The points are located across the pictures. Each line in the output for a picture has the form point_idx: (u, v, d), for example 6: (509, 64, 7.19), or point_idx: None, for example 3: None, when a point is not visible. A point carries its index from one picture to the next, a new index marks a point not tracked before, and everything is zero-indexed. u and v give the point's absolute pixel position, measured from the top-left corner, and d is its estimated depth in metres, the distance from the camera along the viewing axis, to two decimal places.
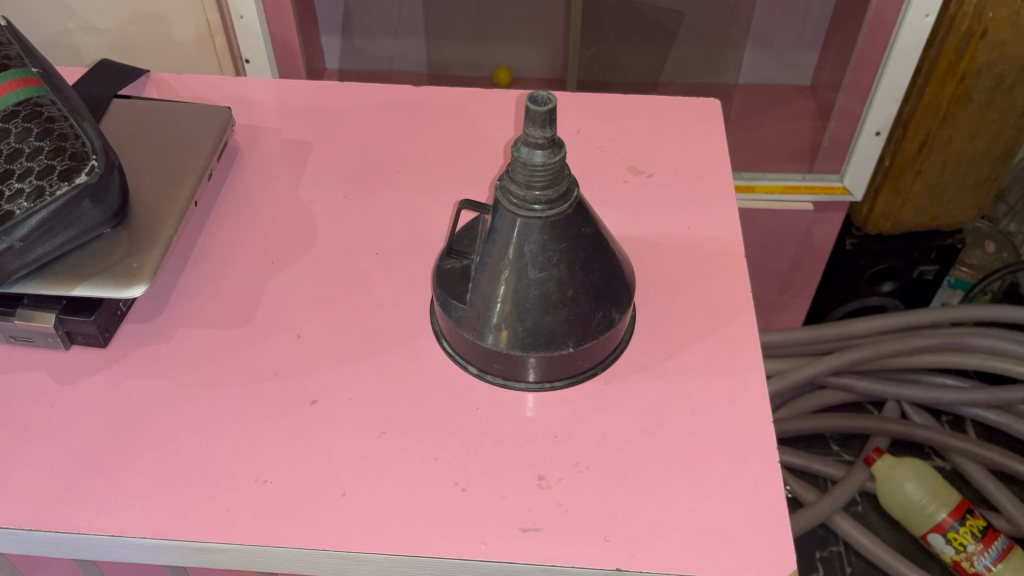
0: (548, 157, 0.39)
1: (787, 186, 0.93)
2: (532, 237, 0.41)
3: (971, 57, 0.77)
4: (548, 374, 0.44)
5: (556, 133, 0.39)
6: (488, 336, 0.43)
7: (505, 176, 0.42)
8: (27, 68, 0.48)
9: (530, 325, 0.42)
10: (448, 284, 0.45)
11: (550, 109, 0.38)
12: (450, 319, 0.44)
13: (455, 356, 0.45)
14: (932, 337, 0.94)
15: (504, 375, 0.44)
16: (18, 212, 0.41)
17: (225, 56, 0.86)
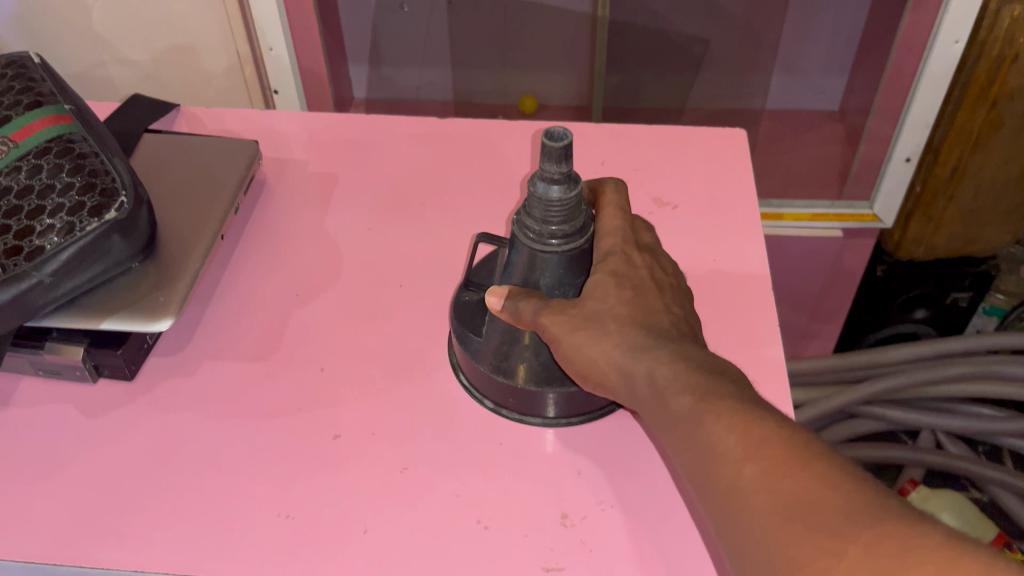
0: (563, 188, 0.40)
1: (816, 213, 0.93)
2: (550, 271, 0.42)
3: (1003, 82, 0.75)
4: (565, 411, 0.44)
5: (572, 168, 0.40)
6: (510, 367, 0.43)
7: (522, 207, 0.43)
8: (59, 104, 0.49)
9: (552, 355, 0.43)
10: (465, 316, 0.45)
11: (566, 145, 0.39)
12: (467, 353, 0.44)
13: (472, 390, 0.45)
14: (967, 365, 0.92)
15: (520, 411, 0.44)
16: (47, 247, 0.42)
17: (255, 88, 0.87)
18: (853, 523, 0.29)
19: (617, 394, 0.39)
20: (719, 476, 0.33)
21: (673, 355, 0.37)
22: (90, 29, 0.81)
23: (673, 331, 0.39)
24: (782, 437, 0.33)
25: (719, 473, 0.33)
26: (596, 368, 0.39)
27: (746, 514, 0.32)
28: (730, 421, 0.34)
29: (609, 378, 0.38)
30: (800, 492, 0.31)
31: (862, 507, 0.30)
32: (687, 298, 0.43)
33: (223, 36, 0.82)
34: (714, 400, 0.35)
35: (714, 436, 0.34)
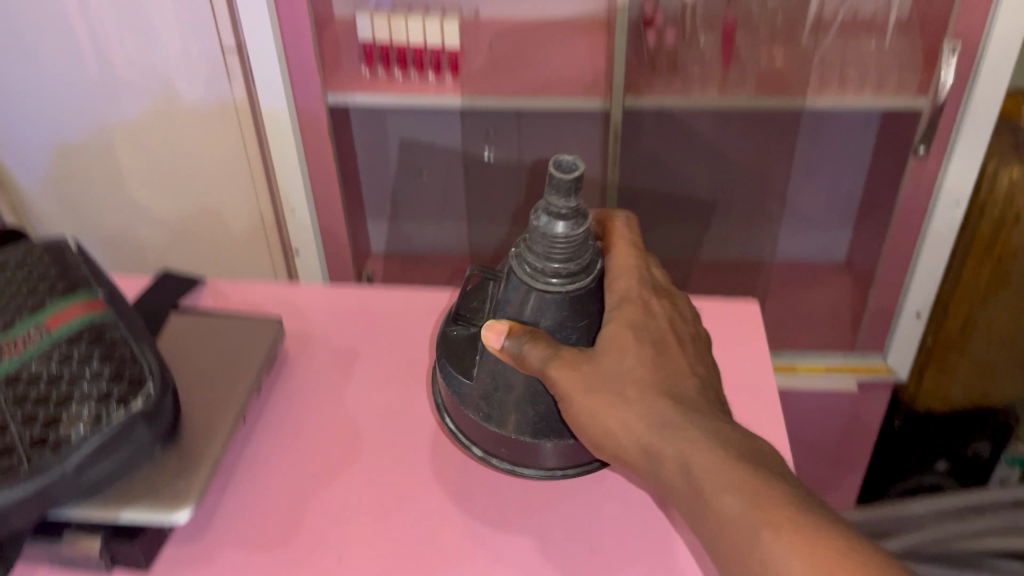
0: (567, 219, 0.39)
1: (827, 366, 0.92)
2: (542, 311, 0.41)
3: (1007, 239, 0.79)
4: (560, 461, 0.44)
5: (580, 203, 0.39)
6: (484, 408, 0.43)
7: (524, 235, 0.42)
8: (92, 285, 0.46)
9: (527, 401, 0.42)
10: (452, 352, 0.44)
11: (574, 177, 0.38)
12: (455, 396, 0.43)
13: (454, 431, 0.46)
14: (995, 520, 0.89)
15: (511, 459, 0.44)
16: (72, 440, 0.38)
17: (276, 253, 0.94)
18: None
19: (627, 450, 0.39)
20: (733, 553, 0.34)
21: (686, 418, 0.38)
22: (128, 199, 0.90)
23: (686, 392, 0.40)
24: (803, 521, 0.33)
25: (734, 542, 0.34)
26: (614, 439, 0.39)
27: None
28: (751, 496, 0.34)
29: (623, 433, 0.39)
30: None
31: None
32: (706, 347, 0.44)
33: (248, 203, 0.90)
34: (732, 467, 0.35)
35: (730, 513, 0.34)
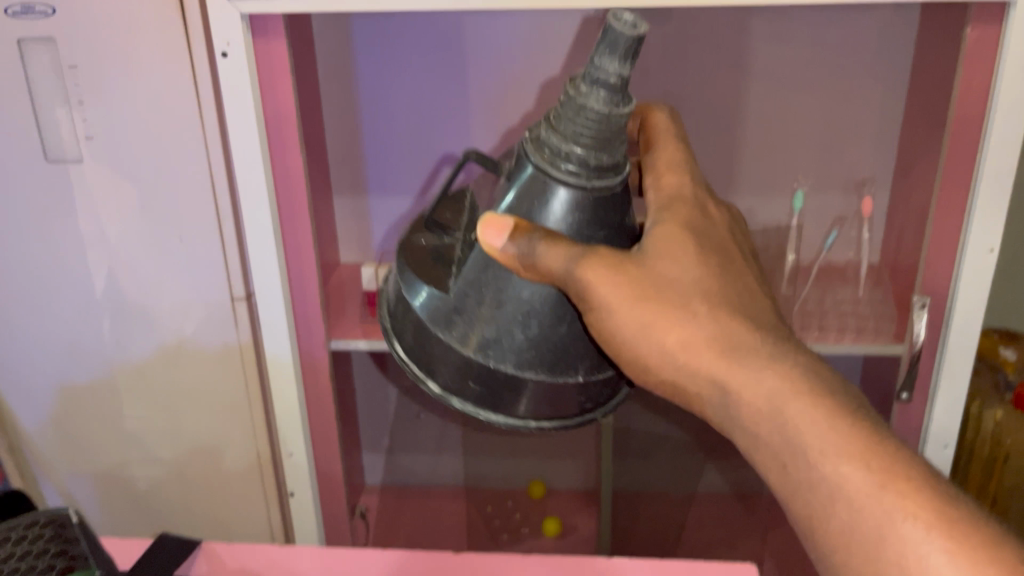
0: (614, 104, 0.50)
1: None
2: (566, 178, 0.52)
3: None
4: (537, 408, 0.54)
5: (625, 73, 0.50)
6: (456, 335, 0.52)
7: (558, 107, 0.52)
8: None
9: (501, 337, 0.52)
10: (443, 288, 0.54)
11: (634, 36, 0.49)
12: (442, 328, 0.53)
13: (401, 360, 0.56)
14: None
15: (491, 407, 0.53)
16: None
17: (249, 372, 1.09)
18: (893, 513, 0.45)
19: (655, 353, 0.53)
20: (747, 411, 0.50)
21: (697, 322, 0.52)
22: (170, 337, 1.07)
23: (700, 304, 0.53)
24: (804, 410, 0.48)
25: (741, 408, 0.50)
26: (644, 349, 0.53)
27: (816, 496, 0.47)
28: (755, 386, 0.50)
29: (651, 346, 0.53)
30: (820, 446, 0.47)
31: (919, 512, 0.45)
32: (761, 277, 0.60)
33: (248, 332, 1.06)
34: (731, 363, 0.51)
35: (766, 390, 0.49)
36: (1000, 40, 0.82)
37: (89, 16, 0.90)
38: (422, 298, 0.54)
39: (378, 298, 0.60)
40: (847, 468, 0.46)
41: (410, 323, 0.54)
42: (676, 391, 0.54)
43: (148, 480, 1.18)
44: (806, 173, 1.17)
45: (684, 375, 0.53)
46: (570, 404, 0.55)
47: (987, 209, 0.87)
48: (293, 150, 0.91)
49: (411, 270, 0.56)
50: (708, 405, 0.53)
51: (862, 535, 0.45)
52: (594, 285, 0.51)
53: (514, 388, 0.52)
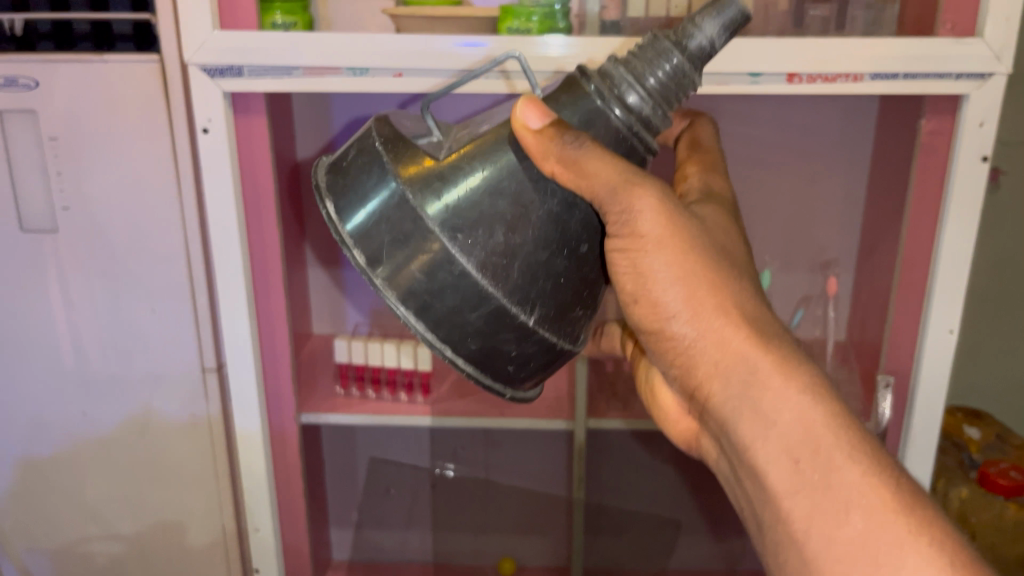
0: (695, 63, 0.47)
1: None
2: (614, 112, 0.47)
3: None
4: (469, 338, 0.47)
5: (721, 40, 0.47)
6: (427, 202, 0.46)
7: (635, 47, 0.48)
8: None
9: (474, 224, 0.46)
10: (432, 170, 0.47)
11: (740, 13, 0.47)
12: (413, 208, 0.46)
13: (335, 216, 0.49)
14: None
15: (422, 316, 0.47)
16: None
17: (218, 443, 1.07)
18: (898, 544, 0.47)
19: (689, 309, 0.55)
20: (766, 401, 0.53)
21: (736, 302, 0.56)
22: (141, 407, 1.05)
23: (738, 286, 0.57)
24: (837, 425, 0.51)
25: (761, 395, 0.53)
26: (695, 305, 0.55)
27: (829, 509, 0.49)
28: (782, 381, 0.53)
29: (685, 303, 0.55)
30: (836, 454, 0.50)
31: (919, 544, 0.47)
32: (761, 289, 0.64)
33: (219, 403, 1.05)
34: (763, 349, 0.54)
35: (796, 406, 0.52)
36: (954, 130, 0.86)
37: (72, 89, 0.92)
38: (403, 156, 0.48)
39: (313, 169, 0.54)
40: (864, 476, 0.49)
41: (372, 174, 0.48)
42: (690, 353, 0.57)
43: (108, 556, 1.15)
44: (772, 254, 1.20)
45: (706, 341, 0.55)
46: (501, 343, 0.47)
47: (947, 291, 0.90)
48: (270, 223, 0.93)
49: (396, 132, 0.50)
50: (719, 379, 0.55)
51: (866, 549, 0.47)
52: (644, 221, 0.50)
53: (455, 288, 0.46)
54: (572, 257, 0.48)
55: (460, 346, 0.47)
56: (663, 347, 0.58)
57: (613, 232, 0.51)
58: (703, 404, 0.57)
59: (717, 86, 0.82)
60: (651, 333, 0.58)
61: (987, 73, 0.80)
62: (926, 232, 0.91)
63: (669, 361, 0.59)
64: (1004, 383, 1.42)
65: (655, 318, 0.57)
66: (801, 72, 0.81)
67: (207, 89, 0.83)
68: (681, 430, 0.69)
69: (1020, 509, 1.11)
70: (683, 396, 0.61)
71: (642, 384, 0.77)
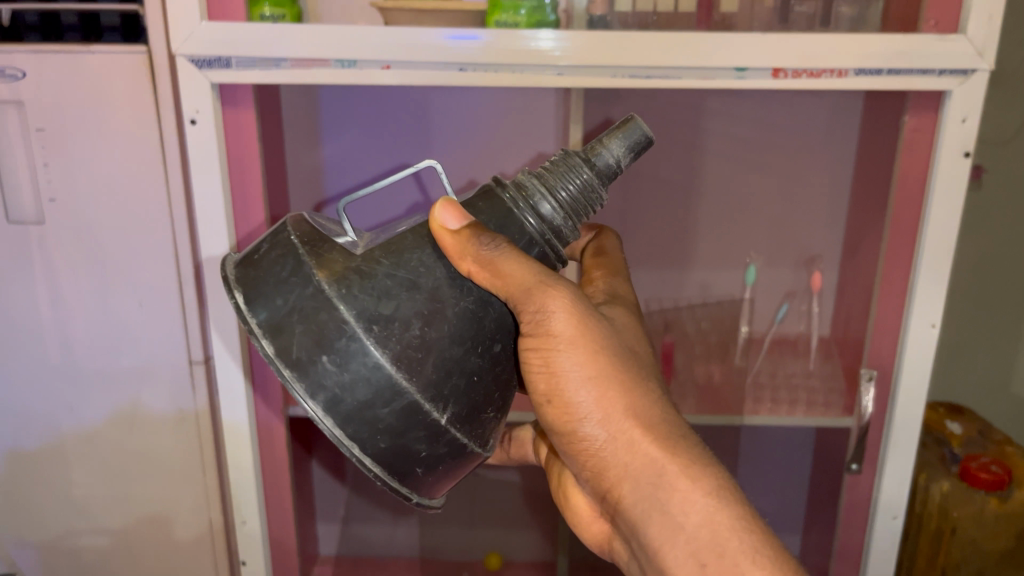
0: (602, 178, 0.55)
1: None
2: (529, 219, 0.54)
3: None
4: (381, 441, 0.49)
5: (624, 163, 0.56)
6: (344, 295, 0.49)
7: (547, 163, 0.55)
8: None
9: (389, 318, 0.49)
10: (350, 271, 0.50)
11: (641, 141, 0.56)
12: (331, 308, 0.49)
13: (243, 306, 0.51)
14: None
15: (335, 415, 0.49)
16: None
17: (203, 433, 1.07)
18: None
19: (600, 411, 0.60)
20: (674, 501, 0.59)
21: (644, 402, 0.61)
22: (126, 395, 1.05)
23: (647, 390, 0.61)
24: (736, 521, 0.58)
25: (667, 494, 0.59)
26: (607, 397, 0.60)
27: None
28: (686, 483, 0.59)
29: (597, 404, 0.59)
30: (736, 552, 0.56)
31: None
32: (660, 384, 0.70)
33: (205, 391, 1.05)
34: (669, 452, 0.59)
35: (701, 508, 0.58)
36: (937, 126, 0.87)
37: (59, 82, 0.92)
38: (319, 253, 0.51)
39: (221, 262, 0.56)
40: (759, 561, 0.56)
41: (287, 269, 0.51)
42: (601, 454, 0.61)
43: (94, 551, 1.15)
44: (758, 250, 1.21)
45: (615, 440, 0.60)
46: (410, 439, 0.50)
47: (929, 286, 0.91)
48: (258, 214, 0.93)
49: (311, 230, 0.53)
50: (629, 480, 0.60)
51: None
52: (555, 322, 0.56)
53: (368, 384, 0.48)
54: (485, 355, 0.53)
55: (368, 443, 0.49)
56: (575, 449, 0.61)
57: (526, 330, 0.56)
58: (614, 504, 0.62)
59: (703, 80, 0.83)
60: (561, 436, 0.62)
61: (969, 69, 0.81)
62: (909, 228, 0.92)
63: (580, 461, 0.62)
64: (987, 380, 1.44)
65: (565, 418, 0.60)
66: (787, 67, 0.82)
67: (196, 80, 0.83)
68: (594, 533, 0.71)
69: (1001, 503, 1.13)
70: (594, 496, 0.65)
71: (553, 486, 0.79)
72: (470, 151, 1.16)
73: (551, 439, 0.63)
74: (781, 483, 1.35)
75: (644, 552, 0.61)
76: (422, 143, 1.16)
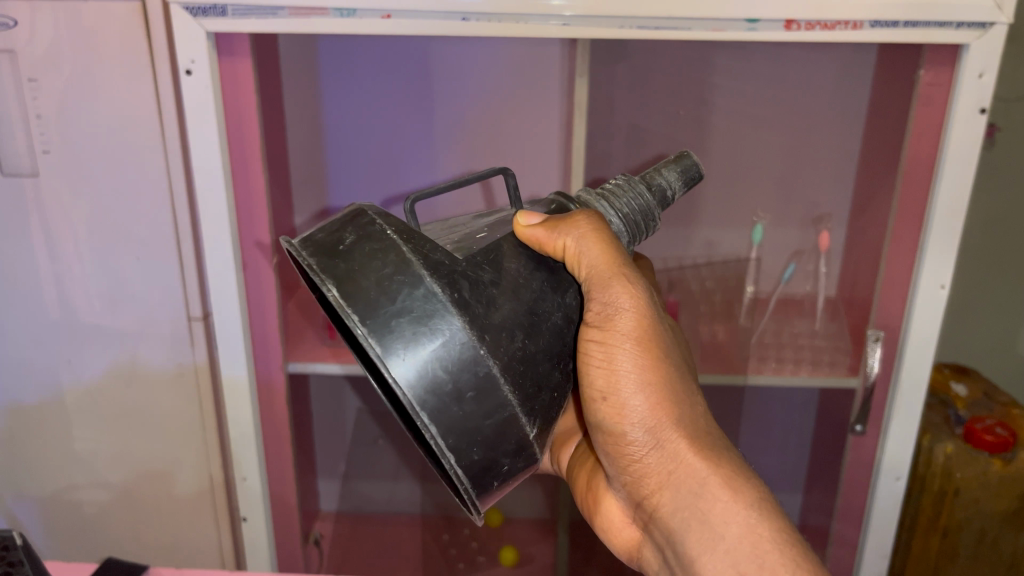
0: (663, 203, 0.57)
1: None
2: None
3: None
4: (480, 454, 0.47)
5: (683, 188, 0.58)
6: (458, 301, 0.46)
7: (610, 186, 0.57)
8: None
9: (499, 327, 0.47)
10: (459, 278, 0.47)
11: (698, 170, 0.58)
12: (451, 313, 0.45)
13: (341, 302, 0.46)
14: None
15: (442, 426, 0.45)
16: None
17: (203, 388, 1.07)
18: None
19: (651, 417, 0.59)
20: (714, 511, 0.57)
21: (691, 414, 0.60)
22: (124, 349, 1.04)
23: (695, 403, 0.61)
24: (776, 531, 0.56)
25: (707, 503, 0.57)
26: (663, 399, 0.59)
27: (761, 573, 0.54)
28: (728, 494, 0.57)
29: (648, 409, 0.59)
30: (775, 563, 0.55)
31: None
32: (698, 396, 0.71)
33: (203, 348, 1.04)
34: (711, 463, 0.58)
35: (741, 519, 0.56)
36: (954, 81, 0.84)
37: (52, 30, 0.89)
38: (423, 252, 0.47)
39: (286, 247, 0.49)
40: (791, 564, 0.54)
41: (390, 266, 0.46)
42: (645, 460, 0.60)
43: (96, 505, 1.15)
44: (765, 209, 1.20)
45: (661, 446, 0.59)
46: (501, 454, 0.48)
47: (940, 248, 0.89)
48: (256, 168, 0.91)
49: (401, 225, 0.49)
50: (671, 488, 0.59)
51: None
52: (619, 318, 0.56)
53: (477, 393, 0.46)
54: (561, 370, 0.52)
55: (464, 455, 0.46)
56: (620, 452, 0.61)
57: (592, 321, 0.56)
58: (651, 512, 0.61)
59: (713, 32, 0.81)
60: (608, 437, 0.61)
61: (988, 22, 0.79)
62: (922, 187, 0.90)
63: (622, 466, 0.61)
64: (991, 340, 1.43)
65: (616, 419, 0.60)
66: (799, 18, 0.79)
67: (190, 28, 0.81)
68: (624, 539, 0.68)
69: (1004, 464, 1.13)
70: (630, 504, 0.64)
71: (580, 490, 0.75)
72: (475, 111, 1.15)
73: (595, 443, 0.63)
74: (782, 443, 1.36)
75: (680, 562, 0.59)
76: (426, 102, 1.14)
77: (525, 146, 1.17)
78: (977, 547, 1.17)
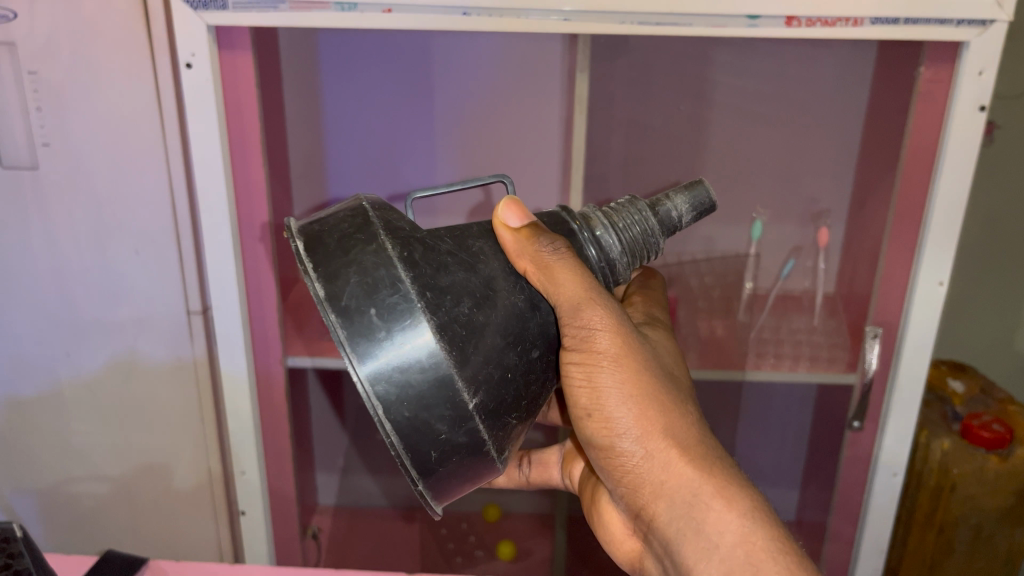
0: (664, 228, 0.57)
1: None
2: (590, 249, 0.56)
3: None
4: (412, 411, 0.47)
5: (690, 218, 0.58)
6: (406, 259, 0.48)
7: (615, 204, 0.58)
8: None
9: (443, 290, 0.48)
10: (413, 244, 0.49)
11: (709, 203, 0.59)
12: (392, 265, 0.48)
13: (302, 252, 0.50)
14: None
15: (369, 370, 0.47)
16: None
17: (200, 380, 1.07)
18: None
19: (638, 428, 0.59)
20: (708, 521, 0.57)
21: (680, 424, 0.60)
22: (122, 343, 1.05)
23: (685, 413, 0.61)
24: (770, 540, 0.55)
25: (700, 513, 0.57)
26: (651, 411, 0.59)
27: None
28: (720, 503, 0.57)
29: (634, 421, 0.59)
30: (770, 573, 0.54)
31: None
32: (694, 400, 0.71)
33: (201, 340, 1.05)
34: (702, 473, 0.58)
35: (735, 528, 0.56)
36: (954, 79, 0.84)
37: (50, 23, 0.89)
38: (387, 219, 0.51)
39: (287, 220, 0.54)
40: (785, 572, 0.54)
41: (354, 227, 0.50)
42: (636, 470, 0.60)
43: (95, 498, 1.15)
44: (764, 204, 1.20)
45: (651, 457, 0.59)
46: (435, 417, 0.47)
47: (938, 245, 0.90)
48: (256, 162, 0.91)
49: (381, 202, 0.53)
50: (664, 498, 0.59)
51: None
52: (599, 339, 0.56)
53: (409, 347, 0.47)
54: (522, 356, 0.51)
55: (394, 410, 0.47)
56: (612, 464, 0.61)
57: (570, 346, 0.56)
58: (648, 522, 0.61)
59: (713, 28, 0.81)
60: (600, 451, 0.62)
61: (989, 19, 0.79)
62: (921, 184, 0.90)
63: (616, 477, 0.62)
64: (989, 338, 1.43)
65: (604, 433, 0.60)
66: (800, 15, 0.79)
67: (190, 21, 0.81)
68: (626, 550, 0.68)
69: (1001, 461, 1.13)
70: (629, 514, 0.64)
71: (587, 505, 0.76)
72: (474, 107, 1.15)
73: (589, 456, 0.64)
74: (779, 439, 1.36)
75: (677, 571, 0.59)
76: (426, 96, 1.14)
77: (524, 143, 1.17)
78: (973, 542, 1.18)
